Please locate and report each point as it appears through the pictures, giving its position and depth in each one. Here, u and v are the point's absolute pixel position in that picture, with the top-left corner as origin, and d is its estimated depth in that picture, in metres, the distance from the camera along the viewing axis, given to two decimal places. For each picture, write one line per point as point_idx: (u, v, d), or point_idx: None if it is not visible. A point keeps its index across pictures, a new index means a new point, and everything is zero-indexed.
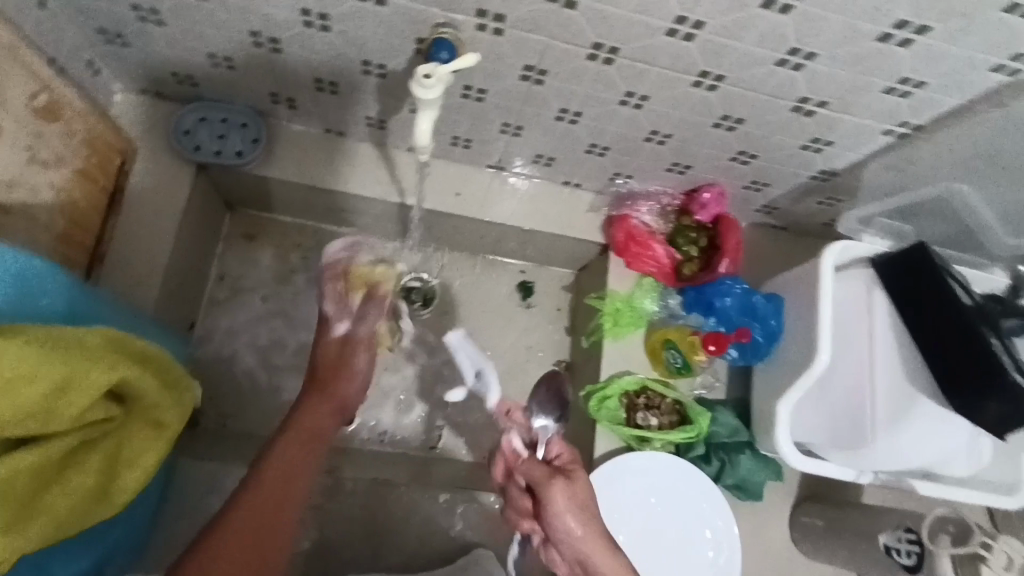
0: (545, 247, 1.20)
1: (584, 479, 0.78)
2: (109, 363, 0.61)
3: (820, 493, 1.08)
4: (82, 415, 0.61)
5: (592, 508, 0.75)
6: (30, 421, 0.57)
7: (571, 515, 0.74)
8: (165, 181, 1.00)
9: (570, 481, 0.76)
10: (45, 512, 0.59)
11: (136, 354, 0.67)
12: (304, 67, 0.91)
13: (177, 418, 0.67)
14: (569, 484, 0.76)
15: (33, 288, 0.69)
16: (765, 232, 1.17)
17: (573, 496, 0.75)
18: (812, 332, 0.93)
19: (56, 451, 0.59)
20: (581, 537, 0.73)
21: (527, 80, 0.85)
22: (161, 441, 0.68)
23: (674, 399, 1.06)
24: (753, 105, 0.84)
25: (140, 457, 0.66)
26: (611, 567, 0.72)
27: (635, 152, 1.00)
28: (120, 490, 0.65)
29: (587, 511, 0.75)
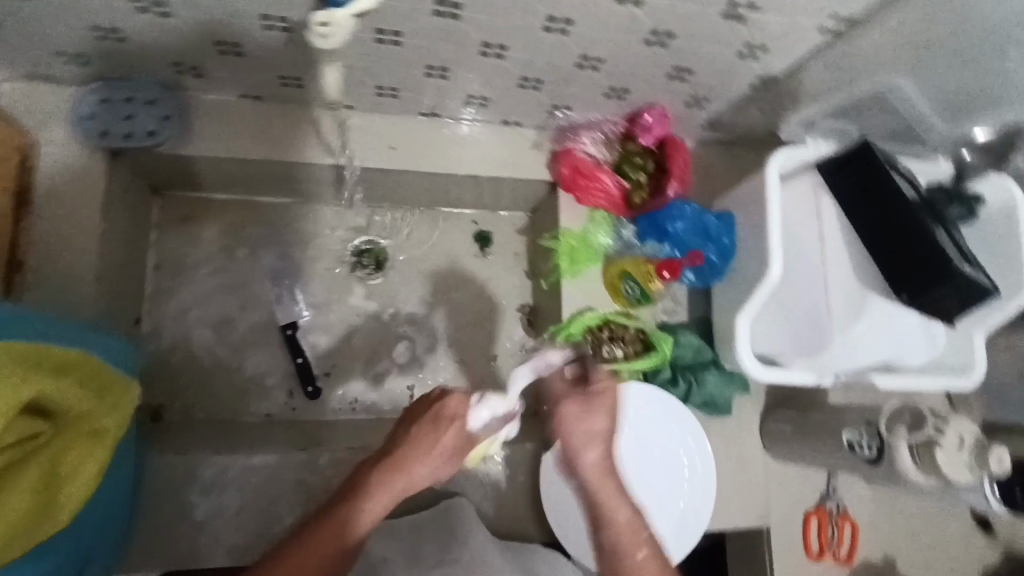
0: (493, 192, 1.17)
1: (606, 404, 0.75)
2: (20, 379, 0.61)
3: (787, 398, 1.11)
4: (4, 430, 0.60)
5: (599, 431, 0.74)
6: None
7: (578, 436, 0.74)
8: (76, 172, 0.93)
9: (585, 401, 0.75)
10: None
11: (59, 365, 0.66)
12: (200, 29, 0.83)
13: (111, 423, 0.67)
14: (583, 408, 0.75)
15: None
16: (713, 149, 1.15)
17: (582, 420, 0.74)
18: (764, 242, 0.93)
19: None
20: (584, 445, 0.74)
21: (442, 16, 0.79)
22: (101, 447, 0.67)
23: (638, 328, 1.05)
24: (682, 16, 0.79)
25: (80, 466, 0.65)
26: (602, 492, 0.74)
27: (569, 81, 0.96)
28: (65, 502, 0.64)
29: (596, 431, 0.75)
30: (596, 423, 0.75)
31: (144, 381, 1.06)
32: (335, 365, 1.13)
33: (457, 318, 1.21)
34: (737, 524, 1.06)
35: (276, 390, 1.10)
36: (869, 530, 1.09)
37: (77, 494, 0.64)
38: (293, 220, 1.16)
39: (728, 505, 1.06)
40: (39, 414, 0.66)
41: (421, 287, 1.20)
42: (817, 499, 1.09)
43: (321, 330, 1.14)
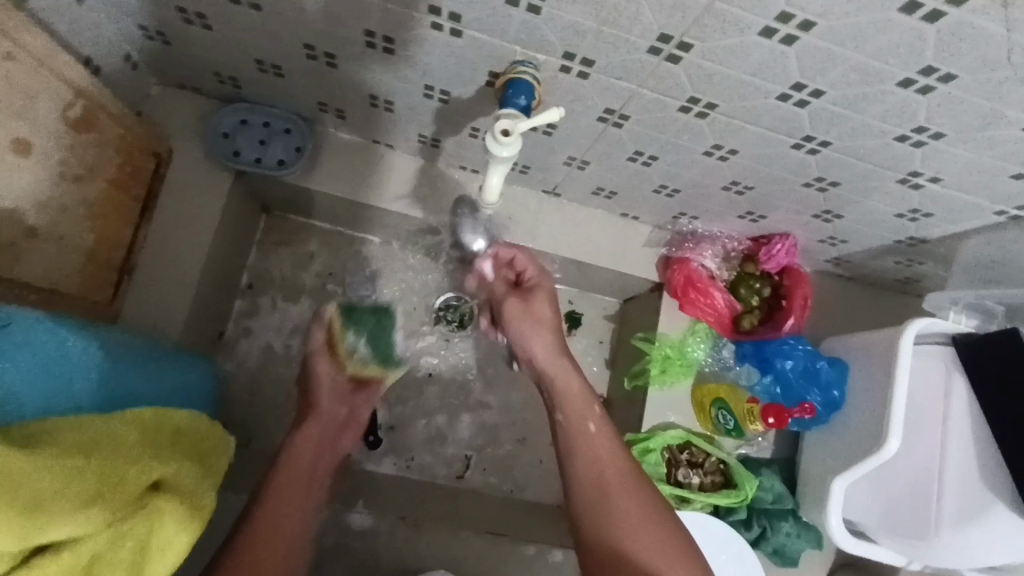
0: (594, 279, 1.14)
1: (542, 304, 0.85)
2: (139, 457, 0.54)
3: (859, 565, 1.04)
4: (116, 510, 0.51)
5: (545, 319, 0.83)
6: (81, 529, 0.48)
7: (541, 313, 0.84)
8: (203, 187, 0.94)
9: (525, 299, 0.86)
10: None
11: (170, 433, 0.60)
12: (358, 81, 0.83)
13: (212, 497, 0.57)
14: (524, 301, 0.86)
15: (57, 368, 0.57)
16: (831, 285, 1.10)
17: (570, 398, 0.76)
18: (882, 413, 0.87)
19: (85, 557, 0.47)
20: (534, 353, 0.81)
21: (605, 122, 0.77)
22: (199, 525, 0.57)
23: (719, 458, 1.00)
24: (856, 172, 0.75)
25: (174, 545, 0.53)
26: (557, 369, 0.79)
27: (707, 198, 0.92)
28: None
29: (542, 329, 0.82)
30: (539, 305, 0.85)
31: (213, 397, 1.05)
32: (399, 419, 1.11)
33: (527, 395, 1.17)
34: None
35: None
36: None
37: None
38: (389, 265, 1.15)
39: None
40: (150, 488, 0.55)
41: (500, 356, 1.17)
42: None
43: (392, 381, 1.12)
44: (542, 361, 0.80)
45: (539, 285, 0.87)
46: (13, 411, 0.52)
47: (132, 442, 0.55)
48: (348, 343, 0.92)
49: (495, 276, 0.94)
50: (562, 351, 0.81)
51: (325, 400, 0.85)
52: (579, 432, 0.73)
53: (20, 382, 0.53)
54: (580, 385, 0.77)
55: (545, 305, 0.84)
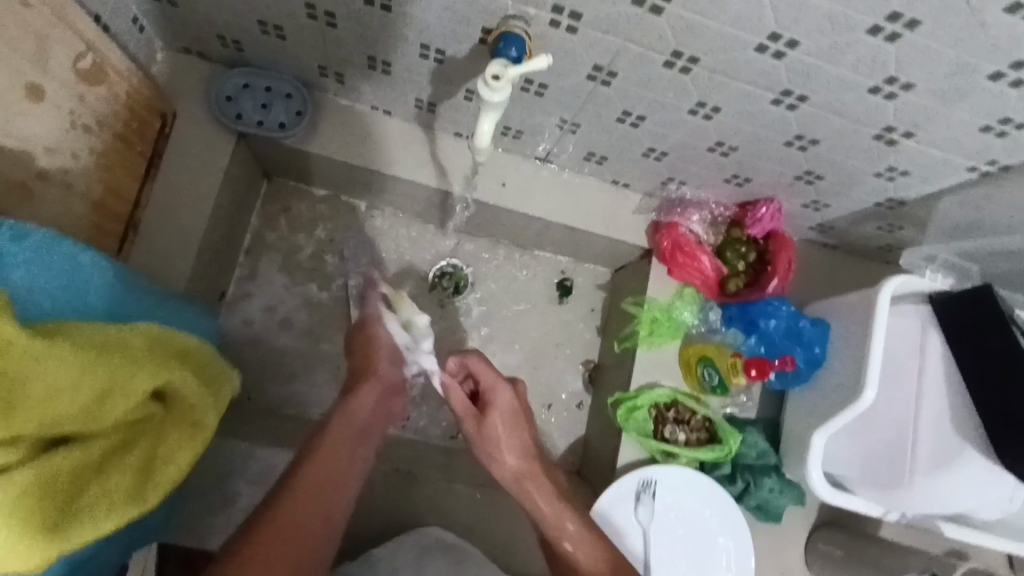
0: (586, 246, 1.17)
1: (497, 419, 0.86)
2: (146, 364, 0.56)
3: (840, 521, 1.07)
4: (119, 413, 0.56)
5: (510, 427, 0.86)
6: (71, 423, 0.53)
7: (505, 426, 0.85)
8: (205, 147, 0.97)
9: (484, 409, 0.86)
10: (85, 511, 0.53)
11: (179, 351, 0.62)
12: (356, 42, 0.86)
13: (213, 415, 0.60)
14: (481, 422, 0.86)
15: (70, 281, 0.65)
16: (816, 252, 1.13)
17: (556, 521, 0.81)
18: (860, 366, 0.90)
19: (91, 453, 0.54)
20: (513, 471, 0.85)
21: (593, 80, 0.80)
22: (199, 439, 0.61)
23: (705, 415, 1.05)
24: (834, 128, 0.78)
25: (174, 459, 0.59)
26: (536, 489, 0.84)
27: (694, 160, 0.95)
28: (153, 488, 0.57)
29: (513, 448, 0.85)
30: (504, 415, 0.86)
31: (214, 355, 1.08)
32: None
33: (520, 359, 1.20)
34: None
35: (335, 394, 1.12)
36: None
37: (165, 484, 0.57)
38: (387, 231, 1.18)
39: None
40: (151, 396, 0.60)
41: (493, 321, 1.21)
42: None
43: None
44: (521, 474, 0.85)
45: (494, 406, 0.86)
46: (32, 310, 0.62)
47: (143, 351, 0.58)
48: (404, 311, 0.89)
49: (442, 384, 0.88)
50: (533, 465, 0.85)
51: (382, 364, 0.86)
52: (565, 559, 0.80)
53: (35, 289, 0.62)
54: (554, 507, 0.82)
55: (506, 408, 0.85)
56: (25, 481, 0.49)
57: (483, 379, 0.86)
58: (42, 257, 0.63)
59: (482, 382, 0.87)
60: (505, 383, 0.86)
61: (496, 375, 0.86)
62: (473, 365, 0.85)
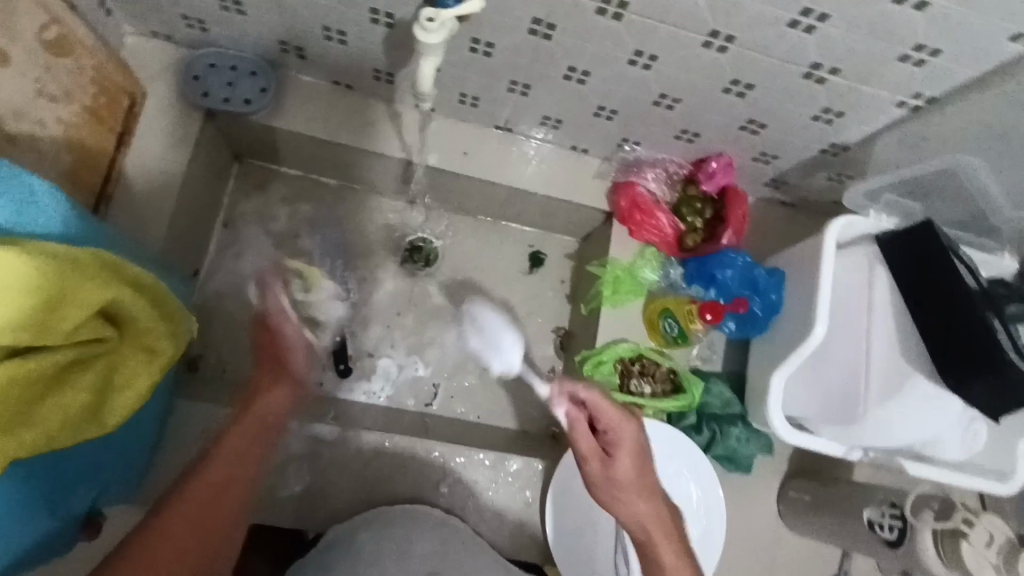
0: (551, 214, 1.20)
1: (625, 455, 0.74)
2: (100, 282, 0.60)
3: (810, 469, 1.08)
4: (76, 330, 0.60)
5: (643, 461, 0.74)
6: (23, 334, 0.56)
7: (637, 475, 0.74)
8: (174, 124, 1.01)
9: (617, 446, 0.74)
10: (37, 419, 0.58)
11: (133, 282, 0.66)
12: (311, 12, 0.90)
13: (169, 343, 0.65)
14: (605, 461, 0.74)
15: (30, 207, 0.68)
16: (774, 209, 1.16)
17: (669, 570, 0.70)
18: (811, 304, 0.93)
19: (49, 365, 0.58)
20: (643, 517, 0.72)
21: (535, 35, 0.84)
22: (155, 367, 0.66)
23: (669, 368, 1.06)
24: (765, 69, 0.82)
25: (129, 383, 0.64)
26: (661, 540, 0.71)
27: (643, 117, 0.99)
28: (111, 411, 0.63)
29: (645, 477, 0.74)
30: (628, 459, 0.74)
31: None
32: (368, 350, 1.17)
33: None
34: None
35: None
36: None
37: (124, 407, 0.63)
38: (356, 207, 1.22)
39: (730, 563, 1.03)
40: (104, 320, 0.64)
41: (465, 291, 1.23)
42: None
43: (360, 315, 1.18)
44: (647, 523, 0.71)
45: (621, 445, 0.74)
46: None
47: (94, 270, 0.61)
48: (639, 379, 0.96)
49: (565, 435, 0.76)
50: (659, 502, 0.73)
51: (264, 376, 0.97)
52: None
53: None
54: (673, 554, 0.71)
55: (635, 438, 0.74)
56: None
57: (605, 419, 0.75)
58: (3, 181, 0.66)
59: (609, 420, 0.75)
60: (628, 419, 0.75)
61: (622, 412, 0.75)
62: (602, 404, 0.74)
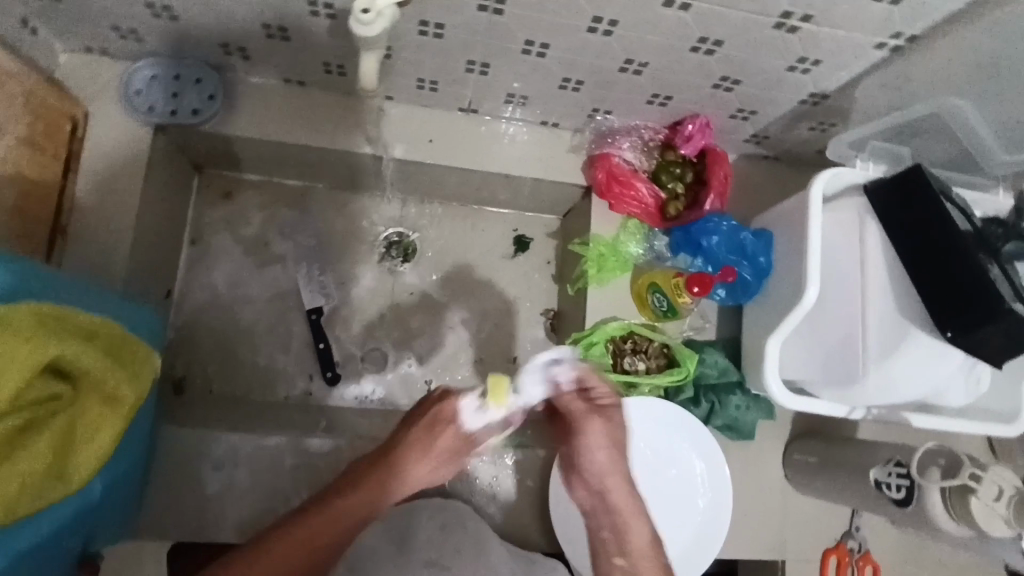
0: (528, 193, 1.15)
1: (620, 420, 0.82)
2: (37, 338, 0.57)
3: (813, 430, 1.06)
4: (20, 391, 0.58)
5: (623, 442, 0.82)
6: None
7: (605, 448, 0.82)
8: (122, 143, 0.96)
9: (607, 419, 0.81)
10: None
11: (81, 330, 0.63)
12: (247, 10, 0.85)
13: (131, 389, 0.63)
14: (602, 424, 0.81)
15: None
16: (756, 165, 1.11)
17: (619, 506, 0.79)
18: (802, 265, 0.90)
19: None
20: (608, 469, 0.81)
21: (485, 11, 0.79)
22: (118, 415, 0.63)
23: (662, 342, 1.03)
24: (732, 24, 0.77)
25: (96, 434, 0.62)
26: (620, 492, 0.80)
27: (611, 85, 0.94)
28: (72, 465, 0.60)
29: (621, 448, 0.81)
30: (617, 435, 0.82)
31: (169, 352, 1.08)
32: (355, 354, 1.14)
33: (480, 318, 1.19)
34: (749, 555, 1.02)
35: (295, 374, 1.11)
36: (894, 572, 1.04)
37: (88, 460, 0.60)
38: (327, 207, 1.18)
39: (740, 532, 1.02)
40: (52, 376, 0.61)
41: (448, 282, 1.20)
42: (838, 536, 1.03)
43: (343, 318, 1.15)
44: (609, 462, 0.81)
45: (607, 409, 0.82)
46: None
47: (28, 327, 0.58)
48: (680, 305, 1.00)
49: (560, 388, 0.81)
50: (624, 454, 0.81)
51: (425, 469, 0.76)
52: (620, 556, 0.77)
53: None
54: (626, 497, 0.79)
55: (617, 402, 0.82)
56: None
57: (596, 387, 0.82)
58: None
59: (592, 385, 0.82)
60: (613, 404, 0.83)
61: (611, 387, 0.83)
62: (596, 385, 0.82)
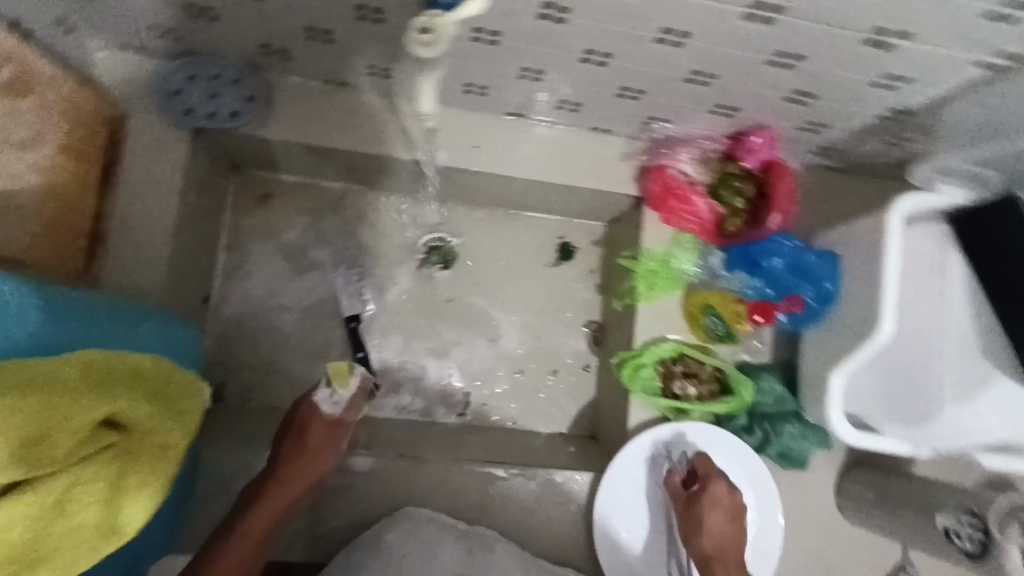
0: (576, 201, 1.10)
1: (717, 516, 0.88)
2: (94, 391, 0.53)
3: (869, 460, 1.02)
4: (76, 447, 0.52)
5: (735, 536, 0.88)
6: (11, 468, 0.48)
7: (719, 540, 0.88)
8: (159, 148, 0.92)
9: (712, 508, 0.88)
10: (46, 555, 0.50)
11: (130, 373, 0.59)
12: (287, 13, 0.79)
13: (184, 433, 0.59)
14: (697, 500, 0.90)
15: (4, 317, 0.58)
16: (822, 177, 1.04)
17: None
18: (874, 293, 0.83)
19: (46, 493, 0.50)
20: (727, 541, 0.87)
21: (546, 20, 0.72)
22: (168, 462, 0.59)
23: (715, 367, 0.99)
24: (817, 38, 0.70)
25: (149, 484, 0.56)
26: None
27: (673, 94, 0.87)
28: (126, 518, 0.54)
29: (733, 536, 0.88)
30: (733, 529, 0.88)
31: (208, 358, 1.06)
32: (393, 363, 1.12)
33: (521, 328, 1.16)
34: None
35: None
36: None
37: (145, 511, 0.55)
38: (365, 210, 1.14)
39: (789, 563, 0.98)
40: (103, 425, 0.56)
41: (488, 290, 1.16)
42: (890, 570, 1.00)
43: (382, 327, 1.12)
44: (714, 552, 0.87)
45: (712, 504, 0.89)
46: None
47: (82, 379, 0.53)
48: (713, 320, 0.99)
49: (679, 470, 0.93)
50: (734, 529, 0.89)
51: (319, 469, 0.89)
52: None
53: None
54: None
55: (725, 502, 0.88)
56: None
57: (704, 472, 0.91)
58: None
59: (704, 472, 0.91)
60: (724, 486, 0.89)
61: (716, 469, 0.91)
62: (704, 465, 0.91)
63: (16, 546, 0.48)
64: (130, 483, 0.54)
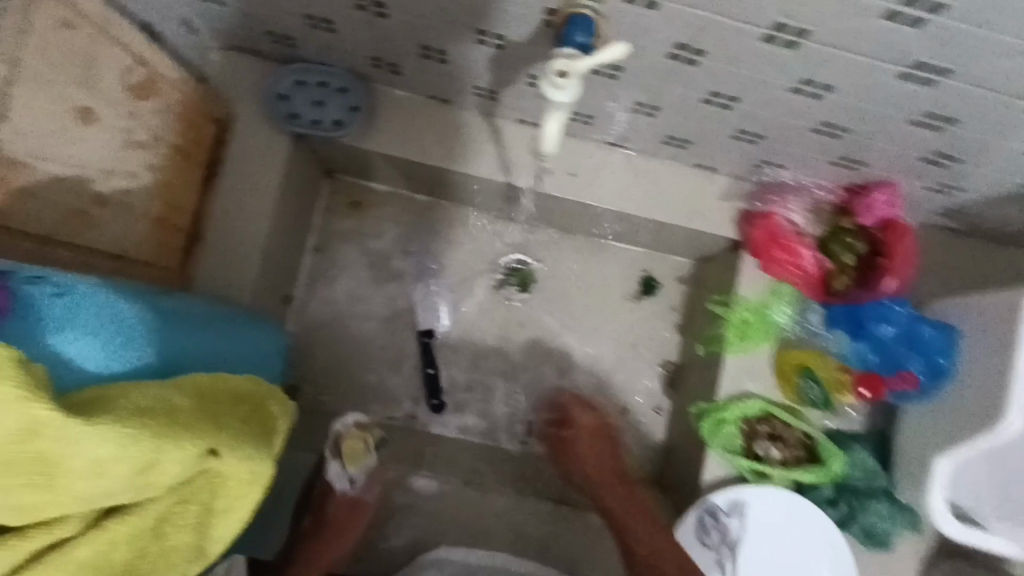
0: (667, 238, 1.05)
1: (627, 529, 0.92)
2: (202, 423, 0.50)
3: (962, 551, 0.94)
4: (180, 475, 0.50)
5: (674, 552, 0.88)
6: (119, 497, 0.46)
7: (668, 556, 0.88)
8: (261, 152, 0.92)
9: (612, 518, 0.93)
10: None
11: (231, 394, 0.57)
12: (406, 31, 0.78)
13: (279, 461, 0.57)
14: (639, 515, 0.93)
15: (121, 337, 0.58)
16: (944, 240, 0.96)
17: None
18: (999, 383, 0.75)
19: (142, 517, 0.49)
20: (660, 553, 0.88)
21: (676, 60, 0.69)
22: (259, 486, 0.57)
23: (804, 432, 0.94)
24: (976, 102, 0.64)
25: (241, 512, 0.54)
26: None
27: (796, 142, 0.82)
28: (215, 541, 0.53)
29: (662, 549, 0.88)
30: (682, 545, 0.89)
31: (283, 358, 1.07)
32: (462, 382, 1.10)
33: (594, 361, 1.12)
34: None
35: (401, 396, 1.09)
36: None
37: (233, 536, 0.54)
38: (449, 225, 1.13)
39: None
40: None
41: (565, 319, 1.13)
42: None
43: (455, 344, 1.11)
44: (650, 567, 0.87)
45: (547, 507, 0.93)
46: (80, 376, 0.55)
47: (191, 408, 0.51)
48: (804, 387, 0.94)
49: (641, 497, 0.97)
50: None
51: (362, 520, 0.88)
52: None
53: (75, 349, 0.55)
54: None
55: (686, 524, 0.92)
56: (82, 556, 0.47)
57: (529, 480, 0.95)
58: (85, 313, 0.56)
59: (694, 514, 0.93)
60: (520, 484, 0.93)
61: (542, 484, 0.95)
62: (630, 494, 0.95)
63: (115, 566, 0.48)
64: (223, 512, 0.53)
